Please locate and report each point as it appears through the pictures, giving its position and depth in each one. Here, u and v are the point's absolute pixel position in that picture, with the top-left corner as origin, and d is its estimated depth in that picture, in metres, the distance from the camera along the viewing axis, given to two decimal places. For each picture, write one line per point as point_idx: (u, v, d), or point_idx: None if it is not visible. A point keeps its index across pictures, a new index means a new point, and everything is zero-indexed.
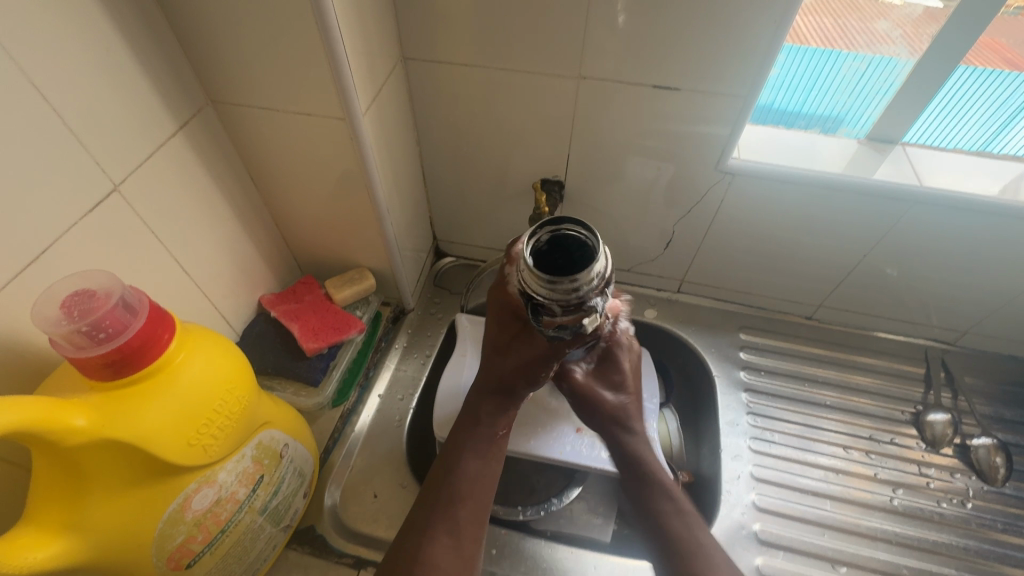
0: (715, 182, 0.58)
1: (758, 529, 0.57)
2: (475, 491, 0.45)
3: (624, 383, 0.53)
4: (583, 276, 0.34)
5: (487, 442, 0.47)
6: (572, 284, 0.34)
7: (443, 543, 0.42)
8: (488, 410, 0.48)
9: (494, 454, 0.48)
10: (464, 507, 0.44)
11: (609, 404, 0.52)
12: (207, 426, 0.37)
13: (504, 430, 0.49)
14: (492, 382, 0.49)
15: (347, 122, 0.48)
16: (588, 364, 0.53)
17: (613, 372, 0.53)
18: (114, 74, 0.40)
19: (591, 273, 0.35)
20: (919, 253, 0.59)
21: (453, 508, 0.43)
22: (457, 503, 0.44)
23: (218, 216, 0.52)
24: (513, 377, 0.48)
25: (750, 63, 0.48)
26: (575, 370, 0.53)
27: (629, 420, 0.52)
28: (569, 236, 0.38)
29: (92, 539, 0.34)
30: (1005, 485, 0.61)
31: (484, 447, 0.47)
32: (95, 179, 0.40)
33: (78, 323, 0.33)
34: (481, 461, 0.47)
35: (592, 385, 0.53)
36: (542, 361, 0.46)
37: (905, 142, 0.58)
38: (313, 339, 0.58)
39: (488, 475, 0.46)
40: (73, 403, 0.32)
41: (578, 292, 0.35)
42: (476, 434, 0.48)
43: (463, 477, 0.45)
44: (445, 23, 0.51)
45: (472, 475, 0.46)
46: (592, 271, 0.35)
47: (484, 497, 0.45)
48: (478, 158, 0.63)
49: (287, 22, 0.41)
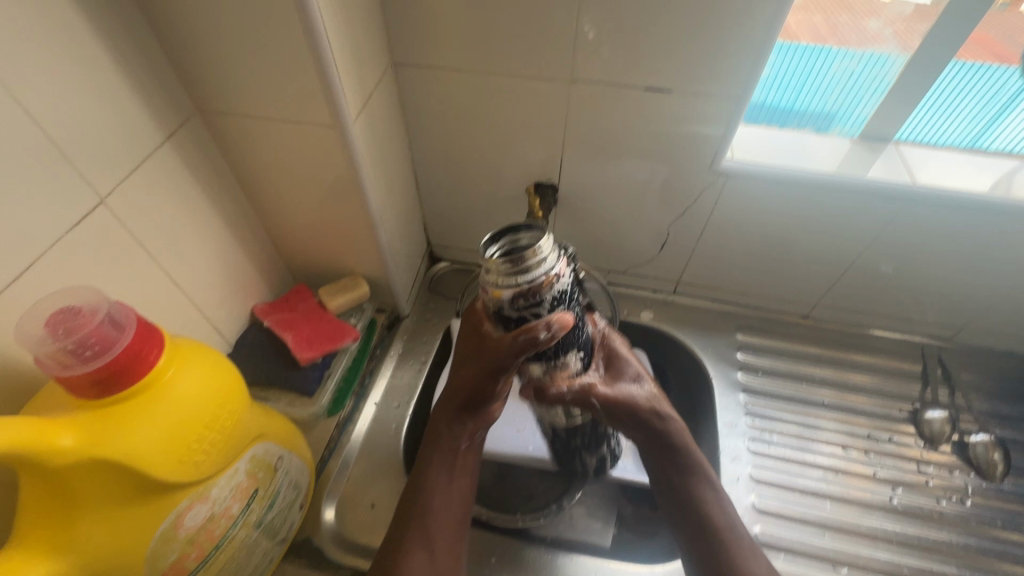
0: (708, 184, 0.58)
1: (759, 531, 0.57)
2: (447, 506, 0.44)
3: (638, 373, 0.50)
4: (533, 254, 0.38)
5: (452, 454, 0.46)
6: (521, 261, 0.38)
7: (418, 556, 0.41)
8: (446, 421, 0.47)
9: (462, 465, 0.47)
10: (435, 520, 0.43)
11: (640, 401, 0.48)
12: (200, 441, 0.37)
13: (468, 442, 0.47)
14: (454, 394, 0.47)
15: (337, 129, 0.47)
16: (600, 372, 0.48)
17: (624, 365, 0.50)
18: (99, 84, 0.39)
19: (539, 251, 0.38)
20: (914, 250, 0.59)
21: (426, 521, 0.43)
22: (430, 517, 0.43)
23: (208, 225, 0.52)
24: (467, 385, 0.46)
25: (742, 63, 0.48)
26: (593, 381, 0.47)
27: (662, 407, 0.49)
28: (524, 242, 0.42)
29: (83, 561, 0.33)
30: (1003, 481, 0.61)
31: (450, 461, 0.46)
32: (81, 191, 0.39)
33: (64, 341, 0.32)
34: (449, 474, 0.46)
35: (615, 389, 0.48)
36: (491, 374, 0.43)
37: (898, 140, 0.58)
38: (306, 348, 0.57)
39: (459, 488, 0.46)
40: (59, 423, 0.31)
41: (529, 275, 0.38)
42: (440, 447, 0.46)
43: (431, 491, 0.44)
44: (434, 27, 0.51)
45: (441, 489, 0.45)
46: (540, 252, 0.38)
47: (458, 509, 0.45)
48: (471, 162, 0.63)
49: (275, 30, 0.41)
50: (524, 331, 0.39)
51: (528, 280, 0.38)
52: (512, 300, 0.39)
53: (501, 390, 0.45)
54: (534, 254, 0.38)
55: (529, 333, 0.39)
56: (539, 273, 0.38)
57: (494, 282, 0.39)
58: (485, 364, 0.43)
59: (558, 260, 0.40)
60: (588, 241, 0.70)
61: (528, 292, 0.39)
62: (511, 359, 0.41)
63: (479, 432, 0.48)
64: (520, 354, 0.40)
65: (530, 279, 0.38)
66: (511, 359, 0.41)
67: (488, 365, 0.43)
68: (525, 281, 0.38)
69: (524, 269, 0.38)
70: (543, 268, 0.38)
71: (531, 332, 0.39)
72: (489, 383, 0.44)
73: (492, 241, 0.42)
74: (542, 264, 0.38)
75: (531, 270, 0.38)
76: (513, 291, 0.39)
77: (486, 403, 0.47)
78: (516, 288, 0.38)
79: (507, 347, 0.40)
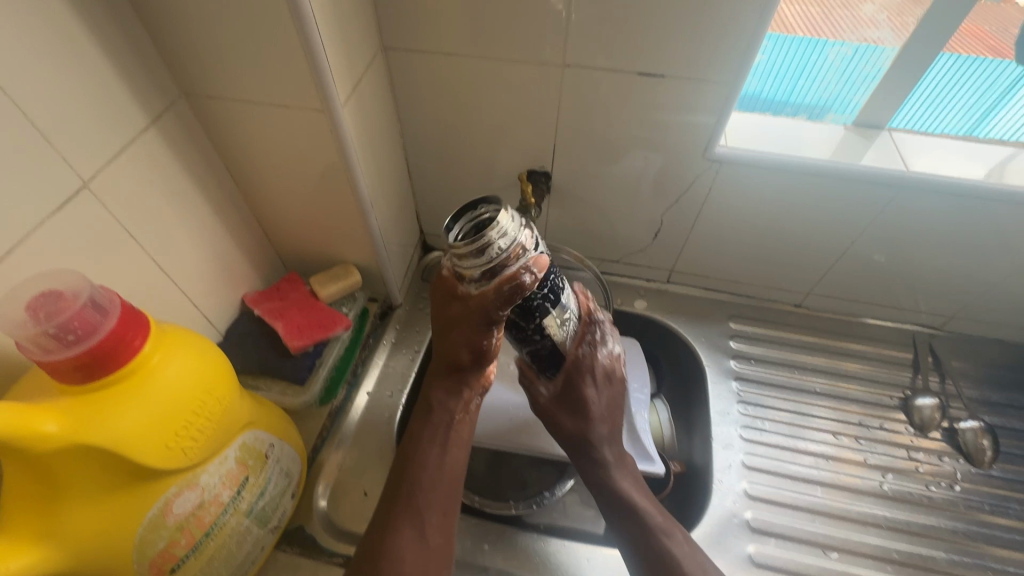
0: (702, 171, 0.58)
1: (750, 517, 0.57)
2: (438, 481, 0.44)
3: (589, 410, 0.47)
4: (493, 231, 0.36)
5: (443, 428, 0.46)
6: (481, 243, 0.36)
7: (407, 534, 0.41)
8: (440, 394, 0.47)
9: (454, 442, 0.46)
10: (425, 497, 0.43)
11: (569, 428, 0.48)
12: (187, 428, 0.36)
13: (462, 414, 0.47)
14: (443, 365, 0.47)
15: (325, 113, 0.46)
16: (551, 390, 0.48)
17: (577, 396, 0.47)
18: (80, 64, 0.38)
19: (497, 226, 0.37)
20: (906, 238, 0.59)
21: (415, 498, 0.43)
22: (420, 493, 0.43)
23: (196, 212, 0.51)
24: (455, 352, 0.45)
25: (735, 48, 0.47)
26: (539, 392, 0.48)
27: (589, 450, 0.48)
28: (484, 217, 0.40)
29: (69, 548, 0.33)
30: (992, 467, 0.61)
31: (442, 435, 0.46)
32: (63, 175, 0.38)
33: (45, 326, 0.31)
34: (441, 449, 0.45)
35: (554, 410, 0.48)
36: (481, 332, 0.43)
37: (891, 128, 0.57)
38: (297, 337, 0.57)
39: (451, 465, 0.45)
40: (41, 409, 0.31)
41: (493, 251, 0.37)
42: (431, 422, 0.46)
43: (422, 468, 0.44)
44: (424, 10, 0.50)
45: (433, 465, 0.44)
46: (499, 227, 0.37)
47: (452, 485, 0.44)
48: (463, 149, 0.62)
49: (260, 12, 0.40)
50: (506, 281, 0.38)
51: (494, 256, 0.37)
52: (482, 278, 0.38)
53: (494, 344, 0.44)
54: (493, 228, 0.36)
55: (512, 282, 0.38)
56: (503, 249, 0.37)
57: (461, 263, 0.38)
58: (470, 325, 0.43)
59: (521, 228, 0.38)
60: (581, 229, 0.69)
61: (501, 270, 0.38)
62: (499, 310, 0.40)
63: (472, 402, 0.48)
64: (507, 305, 0.39)
65: (498, 254, 0.37)
66: (498, 313, 0.40)
67: (474, 323, 0.42)
68: (493, 259, 0.37)
69: (485, 248, 0.36)
70: (506, 242, 0.37)
71: (514, 280, 0.38)
72: (482, 339, 0.44)
73: (452, 223, 0.40)
74: (502, 238, 0.37)
75: (494, 246, 0.37)
76: (485, 269, 0.38)
77: (478, 368, 0.47)
78: (485, 266, 0.37)
79: (493, 301, 0.39)
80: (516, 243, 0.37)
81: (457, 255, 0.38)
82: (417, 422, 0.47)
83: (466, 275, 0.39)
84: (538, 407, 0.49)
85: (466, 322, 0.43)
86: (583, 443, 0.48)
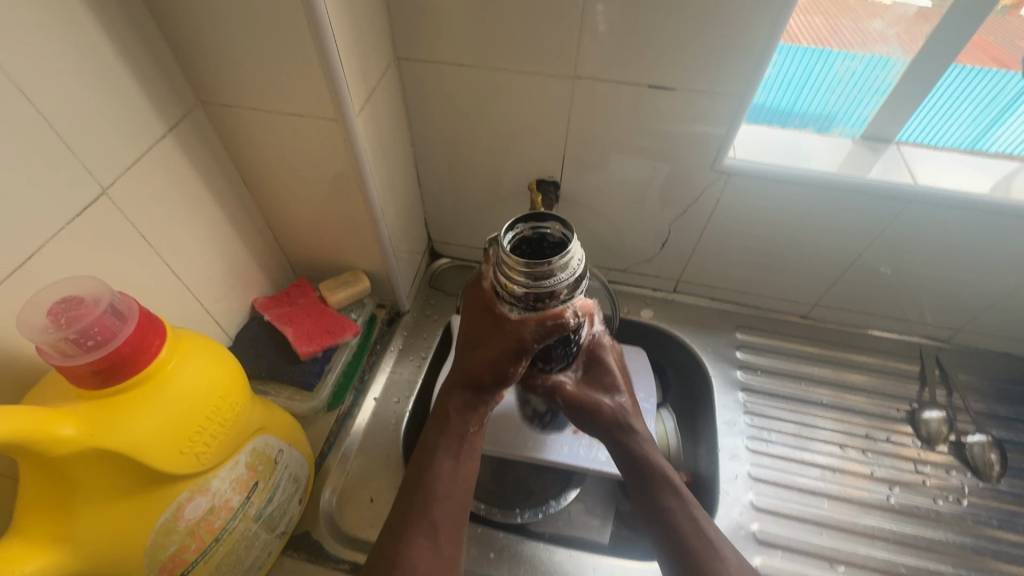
0: (710, 182, 0.58)
1: (756, 529, 0.57)
2: (451, 491, 0.44)
3: (617, 384, 0.51)
4: (558, 258, 0.37)
5: (457, 440, 0.46)
6: (545, 265, 0.37)
7: (422, 545, 0.41)
8: (457, 407, 0.47)
9: (469, 452, 0.46)
10: (439, 508, 0.43)
11: (605, 407, 0.49)
12: (200, 433, 0.37)
13: (477, 427, 0.47)
14: (466, 379, 0.48)
15: (340, 123, 0.47)
16: (577, 373, 0.51)
17: (603, 374, 0.51)
18: (102, 73, 0.39)
19: (565, 257, 0.38)
20: (912, 252, 0.59)
21: (429, 509, 0.43)
22: (434, 504, 0.43)
23: (209, 218, 0.52)
24: (479, 371, 0.47)
25: (746, 62, 0.48)
26: (563, 380, 0.50)
27: (628, 421, 0.49)
28: (546, 233, 0.41)
29: (84, 550, 0.33)
30: (1000, 482, 0.61)
31: (456, 446, 0.46)
32: (82, 181, 0.39)
33: (65, 331, 0.32)
34: (455, 459, 0.45)
35: (585, 392, 0.50)
36: (510, 358, 0.44)
37: (898, 141, 0.58)
38: (306, 342, 0.57)
39: (465, 475, 0.45)
40: (59, 413, 0.31)
41: (549, 277, 0.38)
42: (445, 432, 0.46)
43: (436, 477, 0.44)
44: (438, 22, 0.51)
45: (446, 476, 0.44)
46: (562, 259, 0.38)
47: (464, 495, 0.44)
48: (473, 158, 0.63)
49: (279, 23, 0.41)
50: (551, 316, 0.41)
51: (547, 284, 0.38)
52: (525, 299, 0.39)
53: (517, 374, 0.45)
54: (559, 257, 0.37)
55: (555, 319, 0.41)
56: (557, 282, 0.38)
57: (510, 272, 0.39)
58: (505, 347, 0.44)
59: (580, 265, 0.39)
60: (588, 238, 0.70)
61: (546, 305, 0.40)
62: (532, 340, 0.42)
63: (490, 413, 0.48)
64: (545, 338, 0.42)
65: (551, 283, 0.38)
66: (533, 342, 0.43)
67: (506, 349, 0.44)
68: (544, 287, 0.38)
69: (544, 274, 0.38)
70: (564, 277, 0.38)
71: (557, 318, 0.41)
72: (510, 367, 0.45)
73: (514, 223, 0.41)
74: (562, 271, 0.38)
75: (551, 275, 0.38)
76: (529, 291, 0.39)
77: (497, 389, 0.47)
78: (531, 289, 0.38)
79: (531, 331, 0.42)
80: (571, 277, 0.38)
81: (510, 266, 0.38)
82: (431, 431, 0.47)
83: (509, 287, 0.40)
84: (568, 395, 0.50)
85: (500, 345, 0.45)
86: (619, 416, 0.49)
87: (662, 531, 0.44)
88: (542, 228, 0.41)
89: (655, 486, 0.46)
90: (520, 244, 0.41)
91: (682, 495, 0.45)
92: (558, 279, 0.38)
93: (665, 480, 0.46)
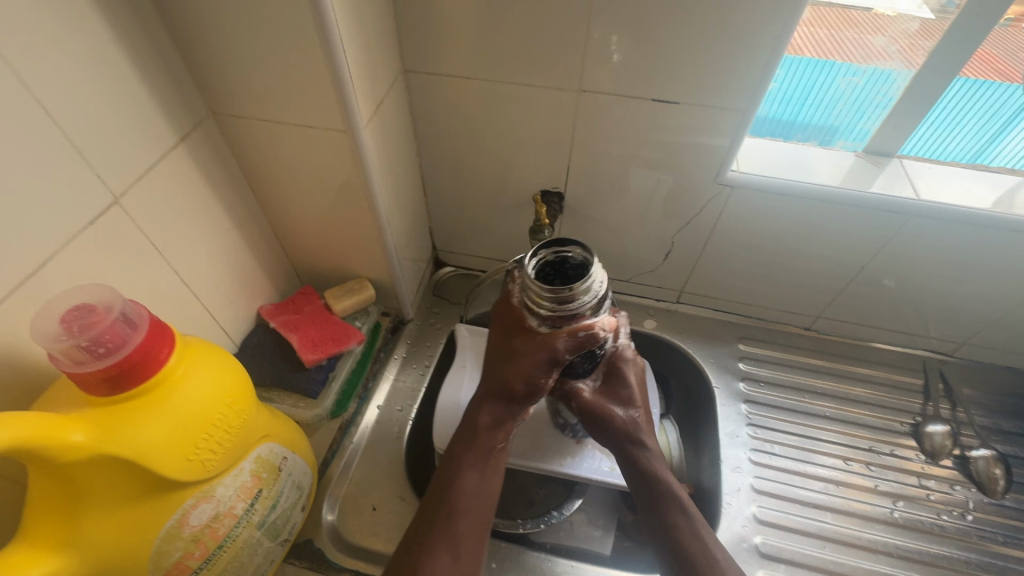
0: (713, 195, 0.59)
1: (759, 542, 0.57)
2: (474, 506, 0.44)
3: (633, 398, 0.51)
4: (581, 284, 0.41)
5: (484, 456, 0.47)
6: (567, 292, 0.40)
7: (441, 561, 0.41)
8: (486, 422, 0.47)
9: (494, 467, 0.47)
10: (463, 521, 0.43)
11: (620, 420, 0.50)
12: (206, 440, 0.37)
13: (503, 443, 0.48)
14: (497, 389, 0.48)
15: (348, 134, 0.48)
16: (595, 382, 0.52)
17: (620, 386, 0.51)
18: (116, 85, 0.40)
19: (587, 283, 0.41)
20: (915, 265, 0.59)
21: (452, 523, 0.43)
22: (457, 519, 0.43)
23: (218, 227, 0.52)
24: (512, 380, 0.46)
25: (749, 77, 0.49)
26: (582, 388, 0.51)
27: (640, 435, 0.50)
28: (570, 257, 0.44)
29: (90, 556, 0.34)
30: (1004, 496, 0.61)
31: (482, 461, 0.46)
32: (94, 189, 0.40)
33: (77, 338, 0.32)
34: (479, 475, 0.46)
35: (601, 402, 0.51)
36: (542, 368, 0.45)
37: (901, 155, 0.58)
38: (311, 350, 0.58)
39: (486, 491, 0.46)
40: (69, 419, 0.32)
41: (572, 302, 0.41)
42: (474, 445, 0.47)
43: (460, 492, 0.45)
44: (446, 35, 0.51)
45: (470, 491, 0.45)
46: (585, 286, 0.41)
47: (484, 511, 0.45)
48: (478, 169, 0.64)
49: (290, 37, 0.41)
50: (581, 328, 0.42)
51: (571, 308, 0.41)
52: (549, 320, 0.43)
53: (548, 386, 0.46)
54: (581, 285, 0.41)
55: (587, 332, 0.42)
56: (579, 307, 0.41)
57: (535, 295, 0.42)
58: (538, 357, 0.44)
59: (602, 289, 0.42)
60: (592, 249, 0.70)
61: (575, 323, 0.43)
62: (566, 352, 0.43)
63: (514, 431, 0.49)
64: (577, 349, 0.43)
65: (576, 306, 0.41)
66: (565, 354, 0.44)
67: (539, 360, 0.44)
68: (567, 309, 0.41)
69: (566, 299, 0.41)
70: (588, 301, 0.41)
71: (589, 330, 0.42)
72: (542, 377, 0.45)
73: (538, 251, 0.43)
74: (585, 296, 0.41)
75: (575, 301, 0.41)
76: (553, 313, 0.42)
77: (527, 402, 0.47)
78: (554, 311, 0.42)
79: (564, 342, 0.43)
80: (594, 303, 0.42)
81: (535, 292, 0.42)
82: (458, 443, 0.48)
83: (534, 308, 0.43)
84: (584, 401, 0.51)
85: (532, 356, 0.44)
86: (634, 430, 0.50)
87: (664, 543, 0.46)
88: (566, 252, 0.44)
89: (664, 501, 0.48)
90: (544, 267, 0.44)
91: (689, 513, 0.47)
92: (582, 303, 0.41)
93: (674, 497, 0.47)
